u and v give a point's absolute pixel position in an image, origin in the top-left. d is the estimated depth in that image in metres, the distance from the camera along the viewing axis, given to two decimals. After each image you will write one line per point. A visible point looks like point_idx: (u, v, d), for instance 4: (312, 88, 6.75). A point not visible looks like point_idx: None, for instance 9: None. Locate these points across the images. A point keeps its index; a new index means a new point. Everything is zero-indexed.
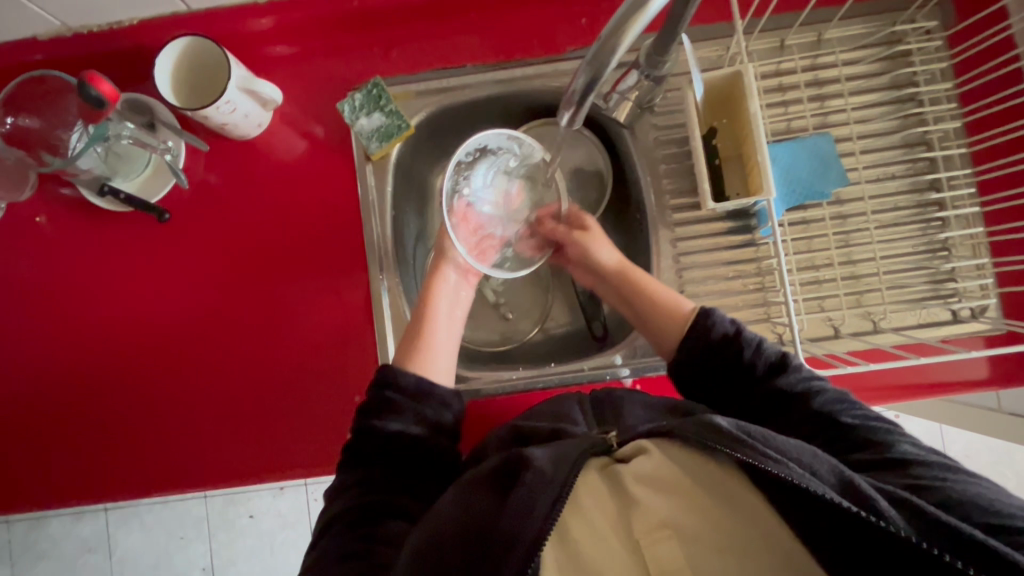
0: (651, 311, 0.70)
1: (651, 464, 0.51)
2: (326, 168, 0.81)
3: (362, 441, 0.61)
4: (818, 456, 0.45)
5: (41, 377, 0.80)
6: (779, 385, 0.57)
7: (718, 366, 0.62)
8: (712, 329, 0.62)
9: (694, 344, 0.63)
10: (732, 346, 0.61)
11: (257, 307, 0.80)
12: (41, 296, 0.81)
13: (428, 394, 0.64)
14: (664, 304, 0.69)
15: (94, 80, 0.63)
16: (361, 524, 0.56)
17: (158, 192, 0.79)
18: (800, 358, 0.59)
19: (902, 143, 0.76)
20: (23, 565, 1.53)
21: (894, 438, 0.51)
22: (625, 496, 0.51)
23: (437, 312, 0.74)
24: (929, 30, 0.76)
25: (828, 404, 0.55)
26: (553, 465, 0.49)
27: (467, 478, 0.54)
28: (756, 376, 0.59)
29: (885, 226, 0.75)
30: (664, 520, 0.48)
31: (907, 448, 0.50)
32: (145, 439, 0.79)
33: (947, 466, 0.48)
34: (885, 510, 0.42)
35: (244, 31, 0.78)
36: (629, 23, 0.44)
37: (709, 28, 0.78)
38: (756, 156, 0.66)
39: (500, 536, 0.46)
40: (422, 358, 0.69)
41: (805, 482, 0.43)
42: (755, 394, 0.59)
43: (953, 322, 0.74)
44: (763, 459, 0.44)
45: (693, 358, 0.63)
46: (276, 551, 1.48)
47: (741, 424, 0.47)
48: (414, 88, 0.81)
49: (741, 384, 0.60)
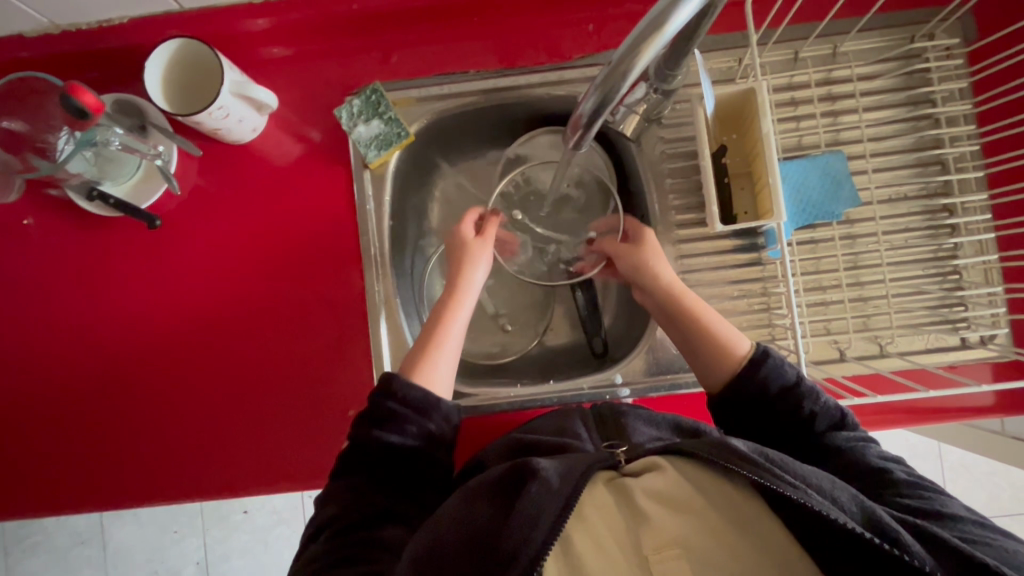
0: (704, 349, 0.65)
1: (664, 481, 0.47)
2: (322, 174, 0.78)
3: (362, 449, 0.59)
4: (839, 484, 0.46)
5: (31, 381, 0.78)
6: (833, 442, 0.56)
7: (766, 413, 0.60)
8: (770, 379, 0.60)
9: (745, 388, 0.60)
10: (788, 396, 0.59)
11: (252, 315, 0.78)
12: (29, 299, 0.79)
13: (432, 407, 0.61)
14: (720, 343, 0.64)
15: (76, 91, 0.60)
16: (355, 530, 0.53)
17: (149, 198, 0.76)
18: (853, 416, 0.59)
19: (916, 163, 0.74)
20: (16, 556, 1.53)
21: (943, 498, 0.49)
22: (634, 510, 0.46)
23: (454, 329, 0.70)
24: (949, 47, 0.74)
25: (880, 462, 0.54)
26: (559, 477, 0.47)
27: (469, 485, 0.52)
28: (811, 431, 0.58)
29: (896, 248, 0.73)
30: (674, 539, 0.44)
31: (953, 505, 0.49)
32: (138, 444, 0.78)
33: (980, 522, 0.47)
34: (909, 544, 0.42)
35: (238, 31, 0.76)
36: (642, 48, 0.43)
37: (721, 38, 0.75)
38: (767, 176, 0.64)
39: (501, 550, 0.44)
40: (428, 361, 0.66)
41: (828, 510, 0.42)
42: (806, 445, 0.58)
43: (960, 348, 0.72)
44: (785, 484, 0.44)
45: (744, 405, 0.61)
46: (270, 548, 1.47)
47: (762, 449, 0.48)
48: (415, 93, 0.79)
49: (793, 435, 0.59)
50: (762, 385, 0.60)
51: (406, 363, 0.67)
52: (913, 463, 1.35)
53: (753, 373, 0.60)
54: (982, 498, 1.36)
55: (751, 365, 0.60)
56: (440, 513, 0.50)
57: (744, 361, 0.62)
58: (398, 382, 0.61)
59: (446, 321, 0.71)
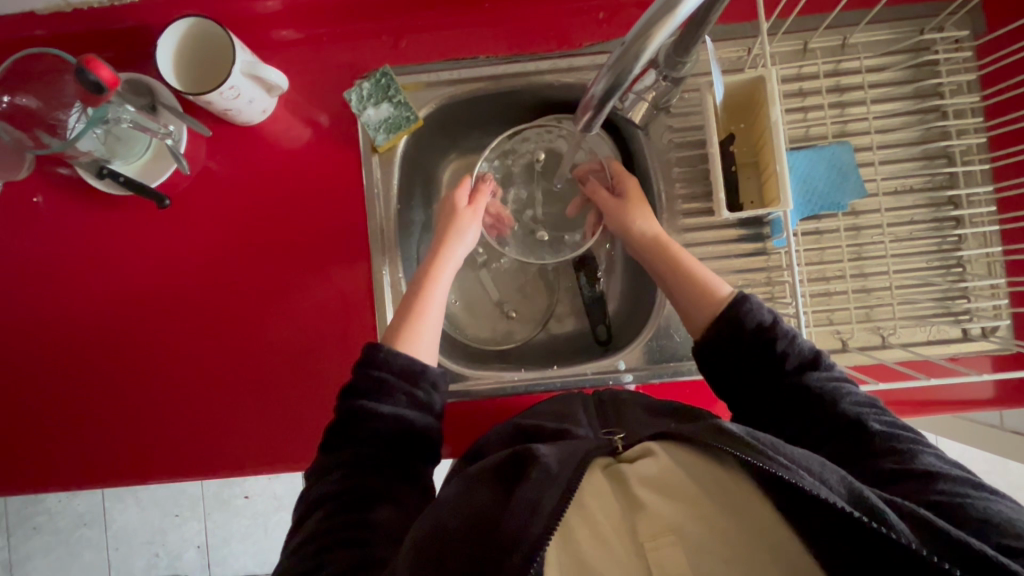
0: (685, 288, 0.67)
1: (658, 467, 0.48)
2: (330, 158, 0.79)
3: (352, 421, 0.59)
4: (829, 467, 0.45)
5: (39, 359, 0.79)
6: (808, 382, 0.57)
7: (747, 356, 0.61)
8: (746, 317, 0.61)
9: (725, 326, 0.62)
10: (766, 336, 0.60)
11: (256, 297, 0.78)
12: (37, 276, 0.79)
13: (419, 376, 0.63)
14: (700, 282, 0.67)
15: (94, 65, 0.60)
16: (349, 513, 0.54)
17: (158, 176, 0.76)
18: (828, 355, 0.60)
19: (922, 156, 0.74)
20: (19, 537, 1.54)
21: (918, 451, 0.51)
22: (630, 499, 0.47)
23: (438, 295, 0.72)
24: (958, 40, 0.74)
25: (856, 407, 0.55)
26: (559, 463, 0.48)
27: (470, 472, 0.52)
28: (784, 369, 0.59)
29: (899, 240, 0.74)
30: (670, 525, 0.45)
31: (929, 459, 0.50)
32: (143, 421, 0.79)
33: (959, 480, 0.48)
34: (892, 520, 0.42)
35: (250, 13, 0.76)
36: (655, 29, 0.43)
37: (731, 28, 0.76)
38: (774, 164, 0.64)
39: (502, 536, 0.44)
40: (418, 331, 0.68)
41: (817, 490, 0.42)
42: (779, 384, 0.59)
43: (962, 340, 0.73)
44: (773, 464, 0.43)
45: (719, 343, 0.62)
46: (271, 532, 1.48)
47: (752, 431, 0.46)
48: (424, 78, 0.79)
49: (767, 377, 0.60)
50: (740, 323, 0.61)
51: (389, 333, 0.68)
52: None
53: (729, 310, 0.62)
54: None
55: (732, 304, 0.62)
56: (439, 501, 0.50)
57: (725, 304, 0.64)
58: (380, 351, 0.63)
59: (428, 289, 0.72)
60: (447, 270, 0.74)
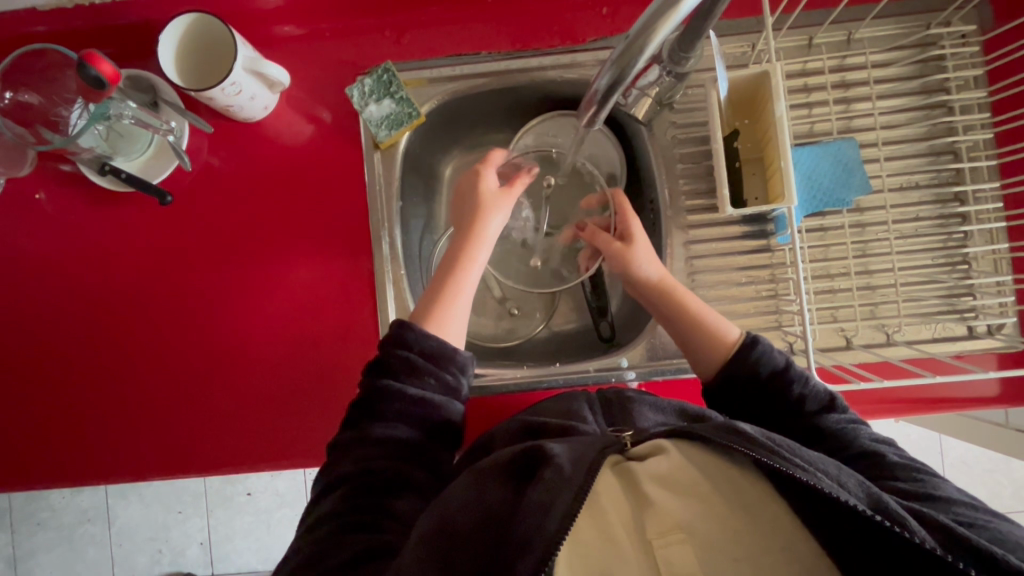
0: (695, 335, 0.67)
1: (669, 464, 0.48)
2: (332, 154, 0.79)
3: (375, 398, 0.59)
4: (845, 470, 0.45)
5: (41, 355, 0.79)
6: (823, 422, 0.57)
7: (760, 397, 0.61)
8: (759, 362, 0.61)
9: (736, 372, 0.62)
10: (780, 379, 0.60)
11: (259, 296, 0.78)
12: (41, 273, 0.79)
13: (447, 360, 0.62)
14: (710, 329, 0.66)
15: (94, 60, 0.60)
16: (365, 498, 0.53)
17: (160, 172, 0.76)
18: (843, 399, 0.59)
19: (928, 152, 0.74)
20: (23, 533, 1.55)
21: (936, 481, 0.50)
22: (639, 495, 0.47)
23: (468, 278, 0.71)
24: (965, 35, 0.73)
25: (872, 443, 0.54)
26: (572, 464, 0.47)
27: (478, 467, 0.52)
28: (801, 412, 0.59)
29: (905, 237, 0.73)
30: (680, 523, 0.44)
31: (948, 487, 0.49)
32: (145, 420, 0.79)
33: (978, 508, 0.47)
34: (913, 524, 0.42)
35: (252, 9, 0.76)
36: (662, 19, 0.43)
37: (735, 22, 0.75)
38: (779, 160, 0.64)
39: (515, 537, 0.43)
40: (442, 316, 0.67)
41: (836, 492, 0.42)
42: (794, 425, 0.59)
43: (967, 337, 0.73)
44: (791, 465, 0.43)
45: (731, 385, 0.63)
46: (274, 529, 1.49)
47: (767, 433, 0.47)
48: (427, 74, 0.79)
49: (779, 416, 0.60)
50: (752, 367, 0.61)
51: (419, 313, 0.68)
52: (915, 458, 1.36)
53: (742, 358, 0.62)
54: (981, 495, 1.37)
55: (742, 349, 0.62)
56: (446, 495, 0.50)
57: (734, 348, 0.64)
58: (411, 333, 0.61)
59: (459, 273, 0.71)
60: (480, 252, 0.72)
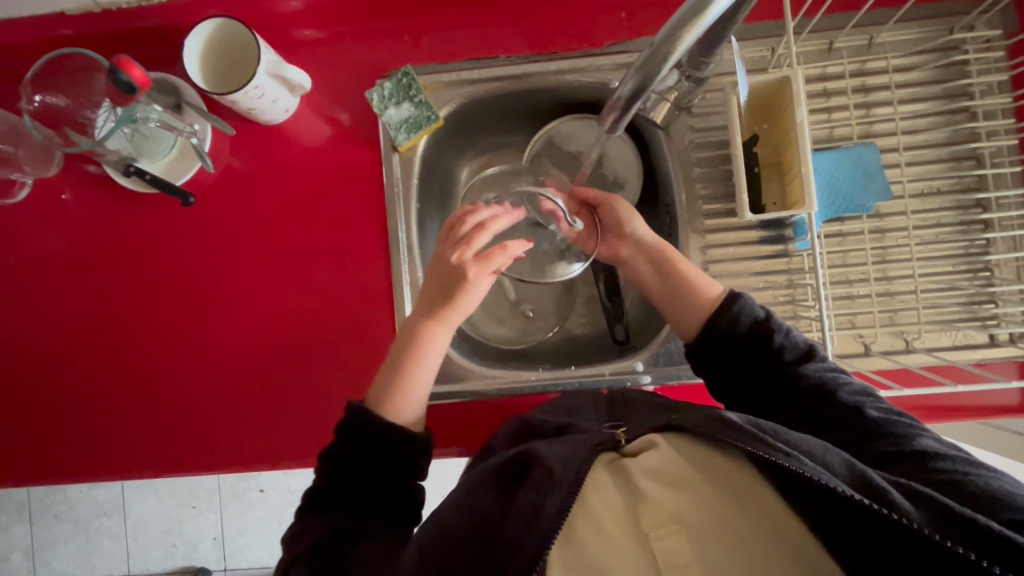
0: (677, 292, 0.68)
1: (659, 457, 0.47)
2: (350, 156, 0.79)
3: (341, 451, 0.61)
4: (830, 450, 0.46)
5: (61, 349, 0.81)
6: (805, 371, 0.58)
7: (746, 351, 0.62)
8: (740, 315, 0.62)
9: (720, 327, 0.62)
10: (762, 329, 0.61)
11: (272, 294, 0.79)
12: (62, 270, 0.81)
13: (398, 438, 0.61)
14: (690, 286, 0.67)
15: (126, 65, 0.61)
16: (334, 552, 0.55)
17: (182, 175, 0.78)
18: (823, 349, 0.61)
19: (949, 157, 0.73)
20: (41, 525, 1.58)
21: (915, 432, 0.52)
22: (632, 490, 0.46)
23: (424, 362, 0.66)
24: (989, 40, 0.72)
25: (851, 395, 0.56)
26: (561, 464, 0.48)
27: (472, 476, 0.54)
28: (781, 362, 0.60)
29: (926, 243, 0.73)
30: (672, 514, 0.44)
31: (926, 439, 0.51)
32: (160, 417, 0.80)
33: (955, 457, 0.49)
34: (897, 502, 0.42)
35: (274, 13, 0.77)
36: (684, 30, 0.43)
37: (756, 27, 0.75)
38: (800, 166, 0.63)
39: (505, 537, 0.45)
40: (394, 399, 0.64)
41: (820, 476, 0.42)
42: (776, 377, 0.60)
43: (988, 345, 0.72)
44: (775, 452, 0.44)
45: (716, 343, 0.63)
46: (285, 525, 1.51)
47: (753, 420, 0.48)
48: (445, 78, 0.79)
49: (759, 358, 0.61)
50: (735, 321, 0.62)
51: (374, 396, 0.65)
52: None
53: (723, 311, 0.63)
54: None
55: (724, 303, 0.63)
56: (446, 503, 0.52)
57: (715, 305, 0.65)
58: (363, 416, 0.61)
59: (414, 355, 0.66)
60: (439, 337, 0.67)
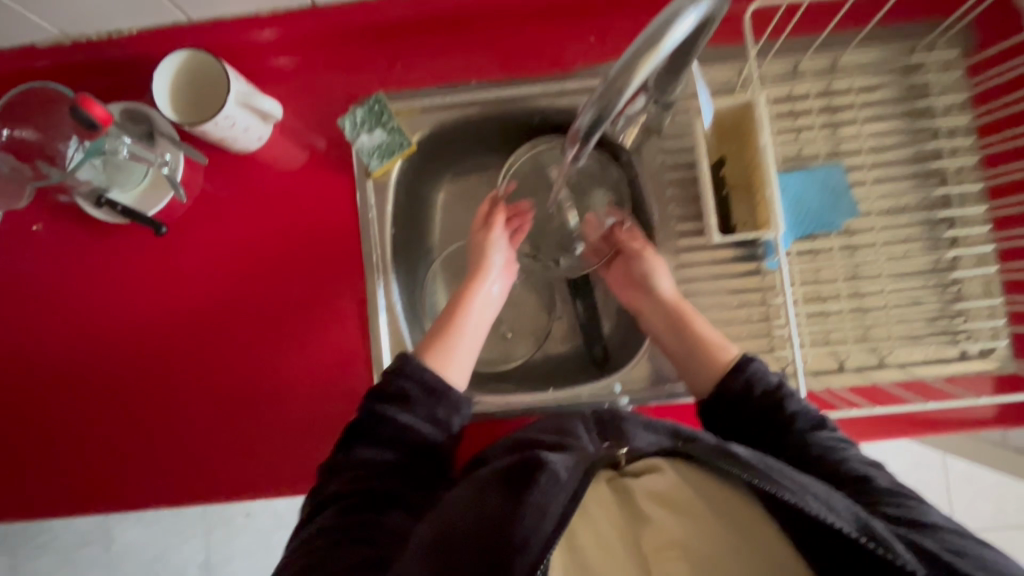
0: (694, 350, 0.69)
1: (664, 483, 0.47)
2: (325, 182, 0.79)
3: (370, 423, 0.60)
4: (834, 494, 0.45)
5: (35, 380, 0.80)
6: (812, 440, 0.57)
7: (753, 416, 0.61)
8: (751, 381, 0.62)
9: (731, 390, 0.63)
10: (771, 397, 0.61)
11: (253, 321, 0.79)
12: (34, 301, 0.80)
13: (442, 395, 0.64)
14: (706, 344, 0.69)
15: (87, 104, 0.61)
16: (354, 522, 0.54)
17: (155, 204, 0.76)
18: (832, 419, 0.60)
19: (915, 174, 0.74)
20: (21, 558, 1.54)
21: (924, 507, 0.49)
22: (635, 512, 0.46)
23: (467, 326, 0.74)
24: (949, 60, 0.74)
25: (860, 466, 0.54)
26: (567, 471, 0.47)
27: (480, 476, 0.51)
28: (790, 429, 0.59)
29: (896, 260, 0.73)
30: (676, 540, 0.43)
31: (934, 513, 0.49)
32: (140, 446, 0.79)
33: (963, 533, 0.47)
34: (896, 547, 0.42)
35: (246, 43, 0.77)
36: (639, 63, 0.45)
37: (723, 50, 0.76)
38: (765, 189, 0.64)
39: (510, 535, 0.43)
40: (440, 357, 0.70)
41: (823, 515, 0.42)
42: (780, 443, 0.58)
43: (960, 359, 0.72)
44: (780, 488, 0.43)
45: (725, 405, 0.63)
46: (272, 550, 1.48)
47: (761, 455, 0.47)
48: (419, 104, 0.80)
49: (764, 423, 0.60)
50: (747, 385, 0.62)
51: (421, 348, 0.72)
52: (917, 473, 1.34)
53: (735, 375, 0.63)
54: (987, 509, 1.36)
55: (737, 365, 0.64)
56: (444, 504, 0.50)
57: (730, 366, 0.66)
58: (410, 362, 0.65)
59: (460, 310, 0.75)
60: (478, 305, 0.76)
